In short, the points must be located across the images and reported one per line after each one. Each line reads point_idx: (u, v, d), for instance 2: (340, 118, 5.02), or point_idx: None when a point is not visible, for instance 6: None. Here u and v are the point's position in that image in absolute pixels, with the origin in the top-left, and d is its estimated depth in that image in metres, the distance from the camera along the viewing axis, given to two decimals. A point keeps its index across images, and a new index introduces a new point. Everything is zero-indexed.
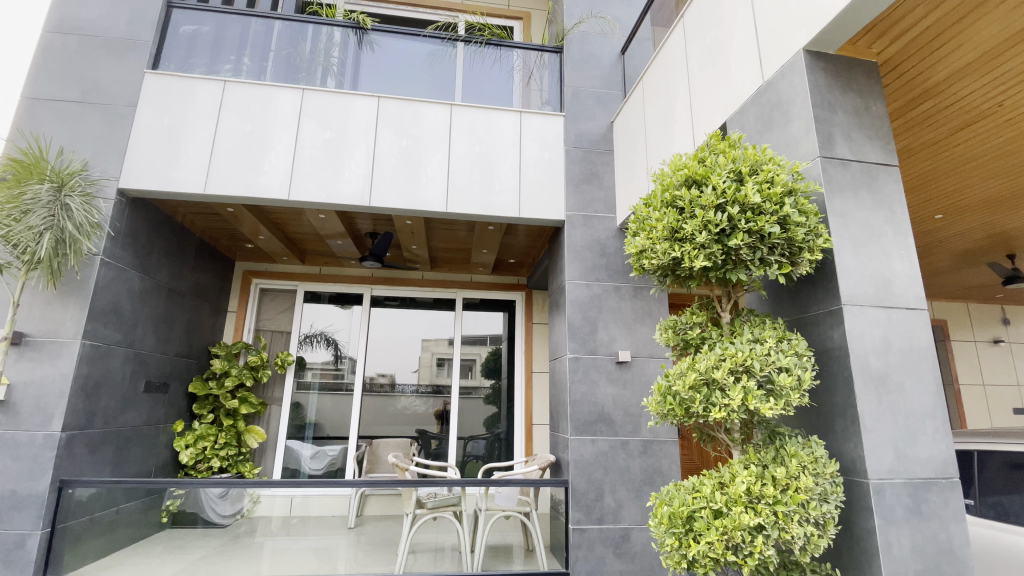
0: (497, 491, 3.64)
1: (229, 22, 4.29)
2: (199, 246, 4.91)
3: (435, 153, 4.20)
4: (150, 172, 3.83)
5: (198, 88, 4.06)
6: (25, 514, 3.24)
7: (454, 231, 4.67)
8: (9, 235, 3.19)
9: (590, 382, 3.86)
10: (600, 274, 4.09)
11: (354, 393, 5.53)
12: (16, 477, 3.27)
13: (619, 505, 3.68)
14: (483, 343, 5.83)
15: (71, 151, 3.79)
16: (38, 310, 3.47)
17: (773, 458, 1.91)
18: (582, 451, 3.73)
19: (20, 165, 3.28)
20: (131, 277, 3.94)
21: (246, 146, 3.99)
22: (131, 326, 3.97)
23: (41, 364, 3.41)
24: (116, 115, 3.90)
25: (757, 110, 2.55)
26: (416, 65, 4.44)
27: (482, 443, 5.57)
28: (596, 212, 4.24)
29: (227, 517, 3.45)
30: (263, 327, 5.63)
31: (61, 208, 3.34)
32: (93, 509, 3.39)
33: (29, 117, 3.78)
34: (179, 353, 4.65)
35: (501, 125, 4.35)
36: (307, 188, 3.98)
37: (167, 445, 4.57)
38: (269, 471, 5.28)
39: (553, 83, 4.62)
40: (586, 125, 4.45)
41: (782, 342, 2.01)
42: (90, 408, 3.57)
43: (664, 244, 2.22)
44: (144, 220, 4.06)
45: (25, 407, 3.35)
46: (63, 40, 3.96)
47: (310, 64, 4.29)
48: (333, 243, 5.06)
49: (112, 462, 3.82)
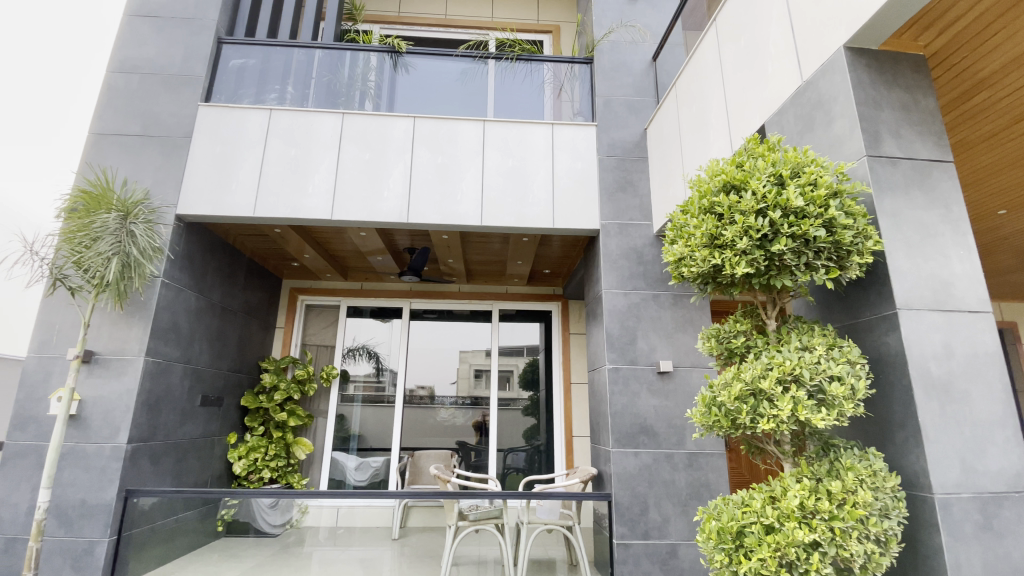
0: (538, 504, 3.63)
1: (274, 54, 4.55)
2: (249, 266, 5.16)
3: (469, 169, 4.28)
4: (205, 199, 4.06)
5: (246, 117, 4.30)
6: (95, 522, 3.45)
7: (489, 244, 4.73)
8: (82, 261, 3.42)
9: (630, 393, 3.80)
10: (637, 283, 4.03)
11: (396, 405, 5.64)
12: (86, 486, 3.49)
13: (665, 519, 3.58)
14: (520, 354, 5.84)
15: (134, 181, 4.07)
16: (106, 329, 3.73)
17: (828, 471, 1.84)
18: (625, 464, 3.66)
19: (91, 197, 3.51)
20: (188, 297, 4.18)
21: (291, 170, 4.19)
22: (188, 343, 4.20)
23: (108, 380, 3.64)
24: (173, 146, 4.17)
25: (797, 110, 2.49)
26: (449, 83, 4.56)
27: (522, 455, 5.55)
28: (633, 219, 4.19)
29: (278, 526, 3.59)
30: (309, 341, 5.85)
31: (127, 235, 3.57)
32: (155, 517, 3.58)
33: (97, 152, 4.10)
34: (231, 368, 4.88)
35: (533, 137, 4.40)
36: (349, 209, 4.13)
37: (221, 457, 4.78)
38: (316, 482, 5.44)
39: (584, 94, 4.64)
40: (619, 133, 4.42)
41: (833, 349, 1.93)
42: (152, 421, 3.78)
43: (703, 252, 2.19)
44: (199, 243, 4.31)
45: (95, 421, 3.58)
46: (126, 79, 4.29)
47: (348, 89, 4.47)
48: (373, 259, 5.23)
49: (172, 472, 4.03)
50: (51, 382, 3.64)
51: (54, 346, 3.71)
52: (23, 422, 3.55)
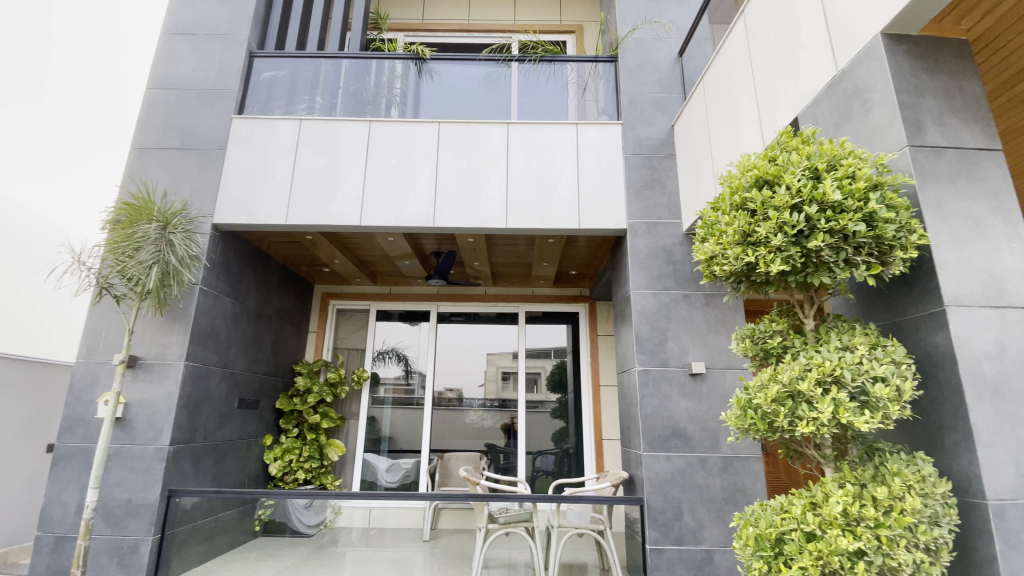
0: (569, 508, 3.60)
1: (303, 66, 4.67)
2: (282, 272, 5.30)
3: (494, 171, 4.29)
4: (239, 208, 4.19)
5: (278, 128, 4.42)
6: (139, 521, 3.56)
7: (515, 246, 4.73)
8: (125, 270, 3.56)
9: (662, 396, 3.72)
10: (667, 283, 3.95)
11: (425, 408, 5.69)
12: (131, 486, 3.62)
13: (700, 525, 3.49)
14: (548, 356, 5.81)
15: (173, 193, 4.23)
16: (149, 335, 3.88)
17: (872, 476, 1.75)
18: (657, 468, 3.59)
19: (133, 208, 3.67)
20: (225, 303, 4.31)
21: (321, 178, 4.28)
22: (226, 347, 4.34)
23: (151, 384, 3.79)
24: (209, 157, 4.32)
25: (832, 101, 2.39)
26: (473, 88, 4.59)
27: (552, 458, 5.51)
28: (661, 218, 4.12)
29: (312, 526, 3.68)
30: (340, 345, 5.96)
31: (167, 244, 3.70)
32: (197, 516, 3.71)
33: (138, 165, 4.28)
34: (266, 371, 5.01)
35: (558, 138, 4.38)
36: (377, 215, 4.19)
37: (258, 459, 4.91)
38: (349, 483, 5.53)
39: (609, 93, 4.60)
40: (645, 131, 4.35)
41: (876, 349, 1.84)
42: (192, 424, 3.91)
43: (736, 249, 2.13)
44: (234, 251, 4.44)
45: (139, 423, 3.72)
46: (165, 95, 4.47)
47: (374, 97, 4.54)
48: (401, 263, 5.29)
49: (211, 473, 4.15)
50: (98, 386, 3.81)
51: (101, 351, 3.88)
52: (73, 424, 3.73)
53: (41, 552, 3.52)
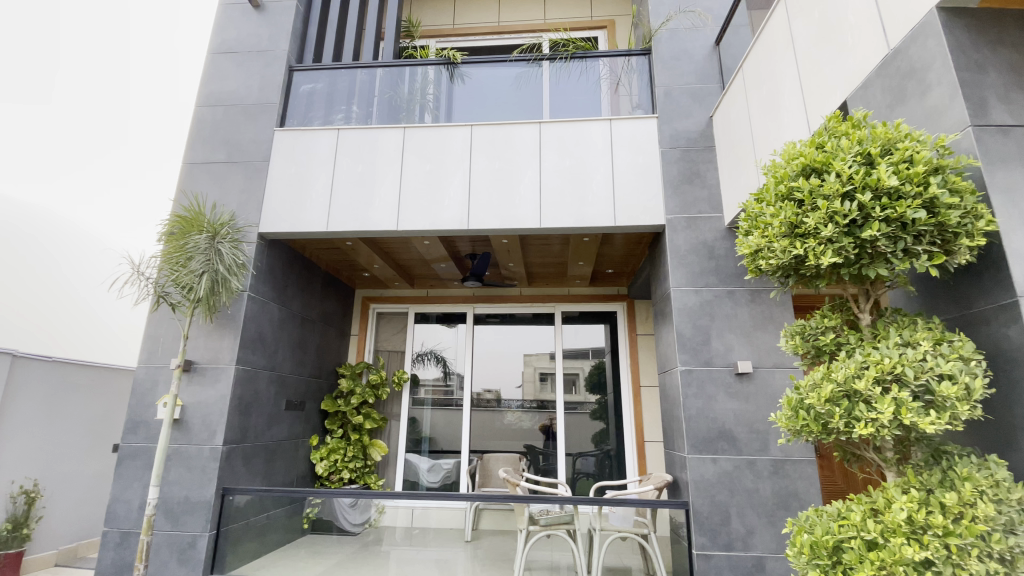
0: (611, 511, 3.54)
1: (340, 77, 4.80)
2: (325, 277, 5.46)
3: (527, 171, 4.27)
4: (283, 217, 4.34)
5: (317, 138, 4.56)
6: (196, 517, 3.72)
7: (550, 246, 4.70)
8: (179, 279, 3.75)
9: (706, 396, 3.60)
10: (709, 279, 3.82)
11: (463, 409, 5.74)
12: (189, 485, 3.79)
13: (750, 530, 3.34)
14: (586, 357, 5.74)
15: (222, 205, 4.43)
16: (202, 340, 4.06)
17: (940, 481, 1.63)
18: (703, 471, 3.46)
19: (185, 220, 3.85)
20: (272, 308, 4.48)
21: (359, 186, 4.38)
22: (273, 351, 4.50)
23: (205, 387, 3.96)
24: (254, 169, 4.49)
25: (884, 82, 2.25)
26: (505, 89, 4.59)
27: (592, 459, 5.43)
28: (701, 212, 3.99)
29: (358, 525, 3.80)
30: (381, 348, 6.09)
31: (216, 253, 3.86)
32: (249, 514, 3.86)
33: (189, 180, 4.50)
34: (312, 374, 5.17)
35: (591, 135, 4.32)
36: (414, 219, 4.26)
37: (305, 458, 5.06)
38: (391, 483, 5.64)
39: (643, 87, 4.50)
40: (683, 123, 4.23)
41: (941, 345, 1.71)
42: (243, 425, 4.07)
43: (783, 242, 2.04)
44: (279, 259, 4.61)
45: (195, 424, 3.90)
46: (212, 112, 4.69)
47: (408, 104, 4.62)
48: (438, 266, 5.36)
49: (262, 472, 4.31)
50: (157, 389, 4.03)
51: (159, 356, 4.10)
52: (136, 425, 3.95)
53: (108, 546, 3.75)
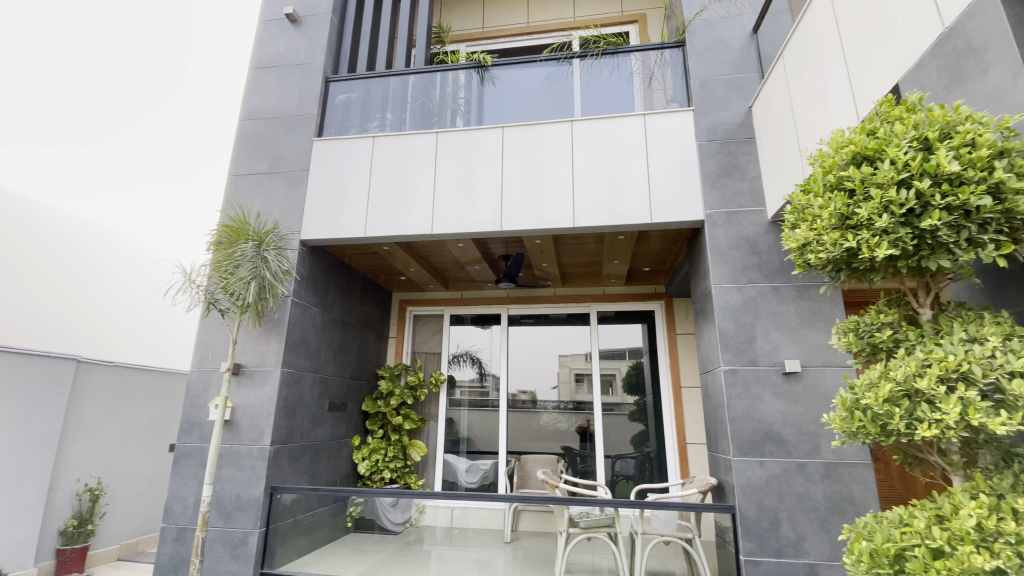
0: (653, 514, 3.46)
1: (374, 85, 4.91)
2: (363, 281, 5.60)
3: (560, 170, 4.24)
4: (323, 224, 4.47)
5: (354, 147, 4.67)
6: (247, 515, 3.86)
7: (583, 245, 4.65)
8: (228, 286, 3.90)
9: (752, 397, 3.48)
10: (752, 275, 3.69)
11: (500, 410, 5.76)
12: (239, 483, 3.94)
13: (801, 537, 3.19)
14: (623, 357, 5.65)
15: (265, 214, 4.60)
16: (250, 344, 4.23)
17: (1013, 486, 1.52)
18: (750, 475, 3.34)
19: (232, 230, 4.02)
20: (314, 312, 4.62)
21: (394, 191, 4.47)
22: (316, 354, 4.64)
23: (253, 389, 4.12)
24: (295, 179, 4.65)
25: (940, 62, 2.11)
26: (536, 89, 4.59)
27: (632, 461, 5.34)
28: (742, 206, 3.85)
29: (400, 524, 3.89)
30: (418, 350, 6.19)
31: (262, 261, 4.01)
32: (296, 512, 3.99)
33: (235, 191, 4.69)
34: (353, 375, 5.30)
35: (625, 131, 4.24)
36: (448, 222, 4.31)
37: (348, 458, 5.18)
38: (431, 483, 5.71)
39: (677, 80, 4.40)
40: (720, 116, 4.10)
41: (1011, 340, 1.60)
42: (289, 425, 4.20)
43: (834, 235, 1.94)
44: (320, 265, 4.75)
45: (244, 425, 4.06)
46: (255, 126, 4.88)
47: (440, 108, 4.68)
48: (471, 268, 5.40)
49: (307, 471, 4.45)
50: (209, 392, 4.22)
51: (210, 360, 4.30)
52: (191, 426, 4.16)
53: (166, 540, 3.95)
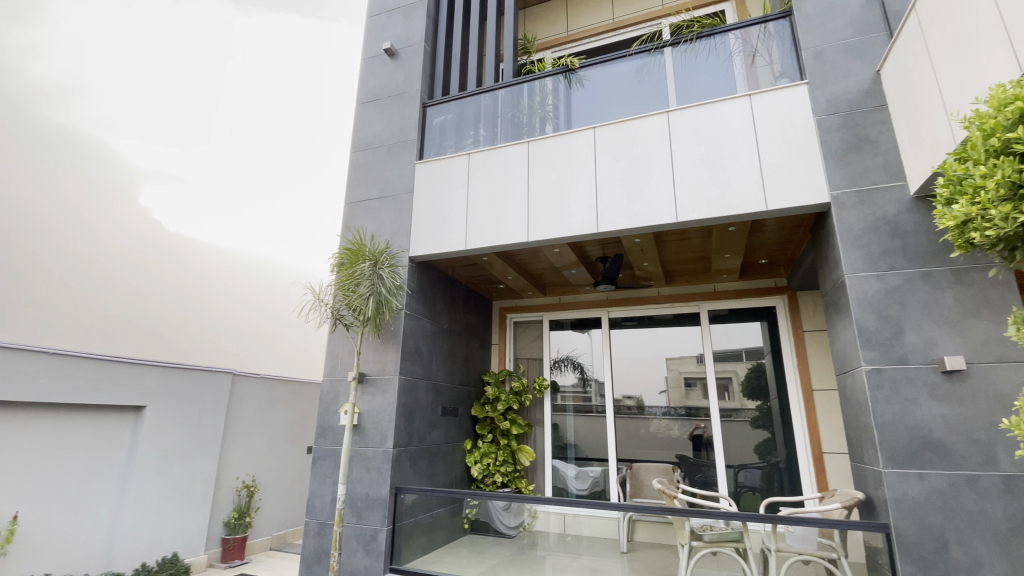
0: (788, 531, 3.13)
1: (466, 104, 5.13)
2: (465, 292, 5.83)
3: (657, 165, 4.07)
4: (428, 240, 4.74)
5: (452, 164, 4.91)
6: (376, 513, 4.18)
7: (688, 241, 4.42)
8: (352, 303, 4.27)
9: (903, 400, 3.03)
10: (894, 261, 3.23)
11: (607, 416, 5.64)
12: (368, 483, 4.27)
13: (981, 565, 2.69)
14: (739, 359, 5.25)
15: (378, 235, 4.99)
16: (371, 355, 4.58)
17: None
18: (906, 489, 2.92)
19: (352, 252, 4.41)
20: (425, 323, 4.91)
21: (490, 202, 4.61)
22: (428, 362, 4.91)
23: (376, 396, 4.45)
24: (401, 201, 4.99)
25: None
26: (625, 84, 4.48)
27: (757, 472, 4.91)
28: (876, 183, 3.40)
29: (514, 527, 4.00)
30: (520, 355, 6.29)
31: (378, 278, 4.35)
32: (417, 512, 4.21)
33: (352, 218, 5.17)
34: (461, 382, 5.52)
35: (729, 116, 3.96)
36: (544, 228, 4.33)
37: (461, 461, 5.41)
38: (542, 488, 5.76)
39: (786, 54, 4.03)
40: (841, 85, 3.67)
41: None
42: (408, 430, 4.48)
43: (1003, 208, 1.73)
44: (427, 278, 5.04)
45: (369, 429, 4.40)
46: (365, 156, 5.34)
47: (530, 117, 4.77)
48: (568, 272, 5.38)
49: (427, 473, 4.71)
50: (338, 399, 4.65)
51: (339, 371, 4.73)
52: (325, 430, 4.61)
53: (309, 534, 4.41)
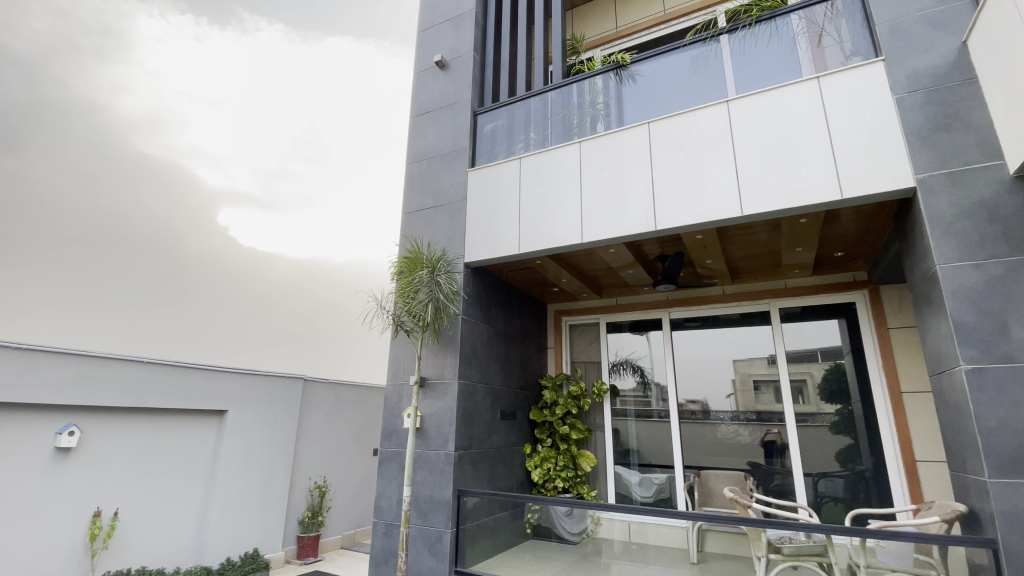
0: (878, 545, 2.86)
1: (516, 110, 5.17)
2: (520, 296, 5.85)
3: (717, 158, 3.90)
4: (483, 246, 4.79)
5: (504, 169, 4.94)
6: (440, 515, 4.25)
7: (753, 235, 4.20)
8: (412, 309, 4.39)
9: (1011, 401, 2.70)
10: (994, 248, 2.91)
11: (670, 421, 5.45)
12: (432, 485, 4.36)
13: None
14: (814, 359, 4.92)
15: (434, 242, 5.11)
16: (432, 359, 4.68)
17: None
18: (1018, 501, 2.60)
19: (411, 260, 4.52)
20: (481, 328, 4.96)
21: (542, 206, 4.60)
22: (486, 367, 4.95)
23: (437, 400, 4.54)
24: (456, 208, 5.08)
25: None
26: (680, 77, 4.34)
27: (840, 481, 4.56)
28: (968, 163, 3.08)
29: (576, 534, 3.93)
30: (578, 359, 6.22)
31: (436, 285, 4.44)
32: (479, 515, 4.25)
33: (409, 227, 5.33)
34: (519, 386, 5.53)
35: (794, 101, 3.73)
36: (598, 228, 4.26)
37: (521, 465, 5.40)
38: (604, 495, 5.66)
39: (856, 30, 3.75)
40: (923, 59, 3.37)
41: None
42: (469, 433, 4.53)
43: None
44: (482, 283, 5.09)
45: (431, 432, 4.49)
46: (420, 167, 5.49)
47: (581, 118, 4.73)
48: (625, 273, 5.26)
49: (488, 476, 4.75)
50: (402, 403, 4.78)
51: (401, 376, 4.87)
52: (390, 433, 4.76)
53: (378, 534, 4.56)
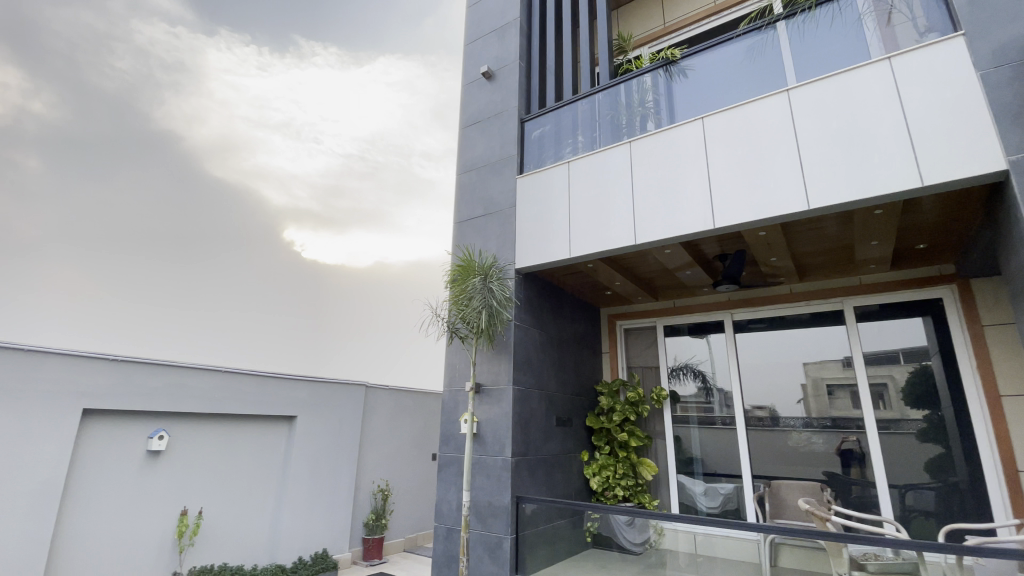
0: (977, 563, 2.56)
1: (563, 114, 5.16)
2: (573, 301, 5.81)
3: (776, 151, 3.72)
4: (534, 251, 4.80)
5: (552, 175, 4.94)
6: (500, 521, 4.27)
7: (820, 230, 3.96)
8: (465, 316, 4.46)
9: None
10: None
11: (735, 428, 5.20)
12: (490, 491, 4.39)
13: None
14: (896, 361, 4.55)
15: (485, 250, 5.19)
16: (487, 365, 4.73)
17: None
18: None
19: (464, 268, 4.60)
20: (535, 333, 4.97)
21: (592, 209, 4.55)
22: (540, 372, 4.94)
23: (493, 406, 4.58)
24: (506, 216, 5.13)
25: None
26: (733, 69, 4.18)
27: (931, 494, 4.18)
28: None
29: (639, 544, 3.83)
30: (634, 363, 6.08)
31: (489, 291, 4.49)
32: (538, 522, 4.24)
33: (461, 237, 5.45)
34: (574, 392, 5.48)
35: (861, 85, 3.50)
36: (652, 229, 4.15)
37: (580, 473, 5.33)
38: (667, 504, 5.48)
39: (931, 4, 3.46)
40: (1010, 30, 3.06)
41: None
42: (526, 439, 4.53)
43: None
44: (534, 289, 5.10)
45: (488, 438, 4.53)
46: (470, 176, 5.59)
47: (630, 117, 4.66)
48: (682, 274, 5.10)
49: (545, 483, 4.72)
50: (459, 409, 4.85)
51: (457, 382, 4.95)
52: (448, 438, 4.85)
53: (439, 537, 4.64)
